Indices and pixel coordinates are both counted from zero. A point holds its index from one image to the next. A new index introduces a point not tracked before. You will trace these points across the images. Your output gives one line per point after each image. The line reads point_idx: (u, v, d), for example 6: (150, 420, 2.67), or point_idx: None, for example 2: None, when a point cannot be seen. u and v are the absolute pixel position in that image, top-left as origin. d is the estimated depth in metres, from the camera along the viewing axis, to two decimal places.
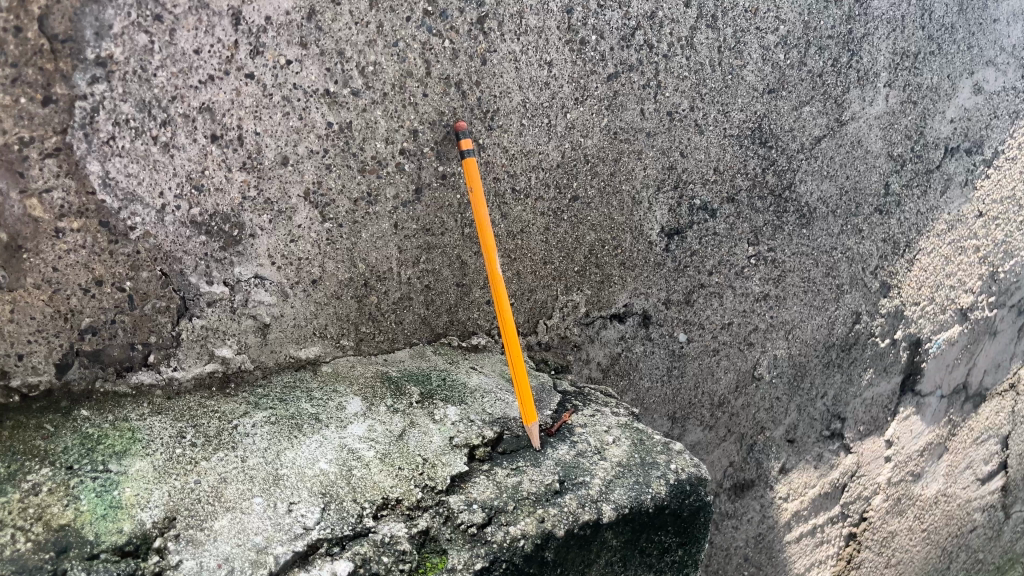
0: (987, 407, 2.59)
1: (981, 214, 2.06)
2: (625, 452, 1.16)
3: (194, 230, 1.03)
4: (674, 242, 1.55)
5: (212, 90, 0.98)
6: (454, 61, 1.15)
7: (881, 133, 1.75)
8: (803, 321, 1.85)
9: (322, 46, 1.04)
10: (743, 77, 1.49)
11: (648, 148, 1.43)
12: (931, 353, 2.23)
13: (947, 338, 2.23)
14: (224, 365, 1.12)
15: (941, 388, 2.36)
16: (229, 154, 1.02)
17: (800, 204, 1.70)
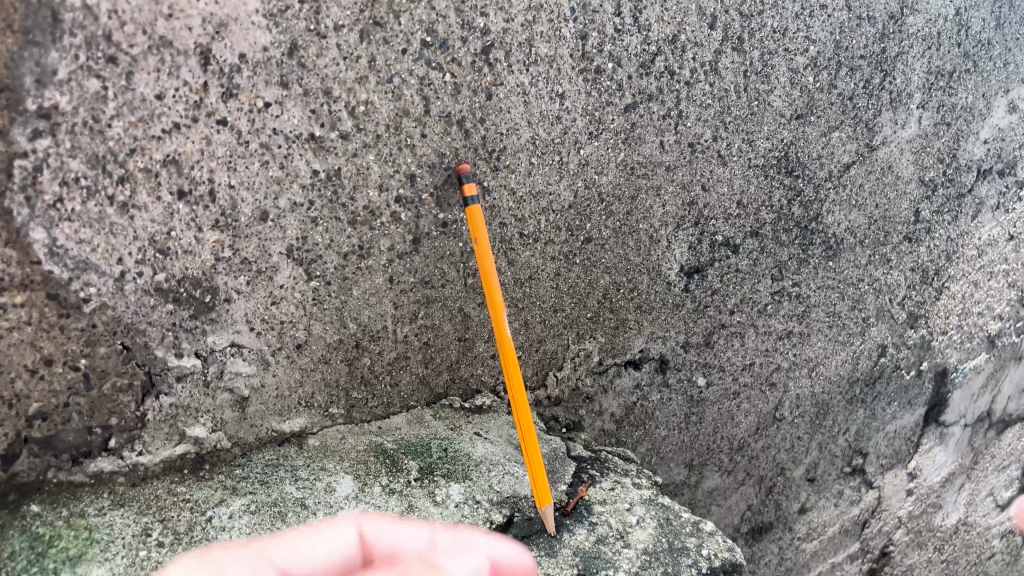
0: (1013, 434, 2.46)
1: (1011, 239, 1.94)
2: (650, 536, 1.04)
3: (160, 298, 0.90)
4: (694, 281, 1.42)
5: (178, 140, 0.85)
6: (455, 96, 1.02)
7: (912, 156, 1.62)
8: (828, 357, 1.72)
9: (305, 85, 0.91)
10: (770, 103, 1.36)
11: (667, 183, 1.30)
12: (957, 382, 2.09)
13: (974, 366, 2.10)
14: (196, 446, 0.99)
15: (966, 417, 2.22)
16: (200, 212, 0.89)
17: (827, 235, 1.57)
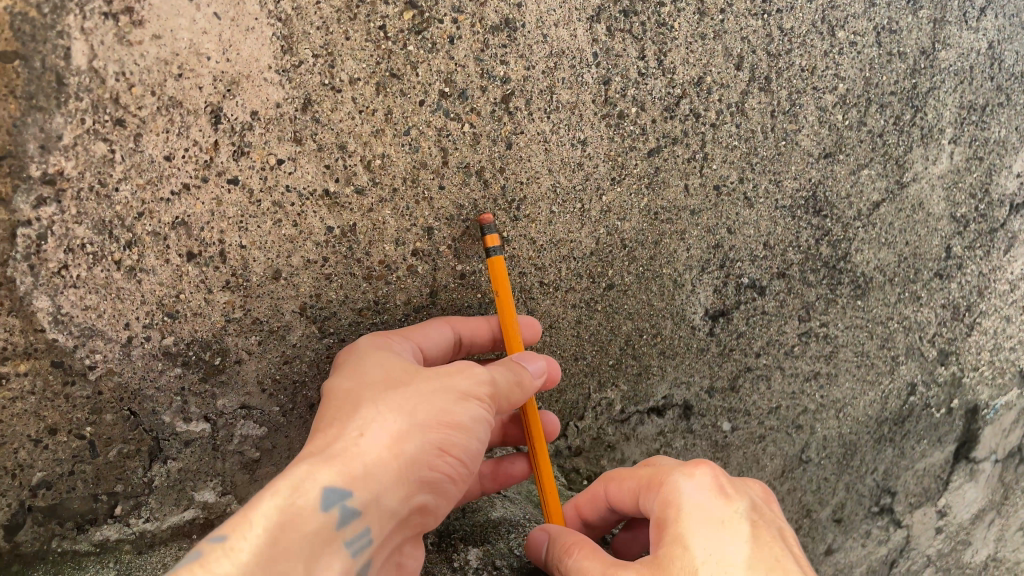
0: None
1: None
2: None
3: (168, 361, 0.92)
4: (719, 325, 1.37)
5: (188, 201, 0.87)
6: (474, 146, 0.98)
7: (944, 192, 1.55)
8: (857, 398, 1.65)
9: (319, 140, 0.90)
10: (798, 143, 1.32)
11: (691, 227, 1.26)
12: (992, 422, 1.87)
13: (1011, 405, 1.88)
14: (205, 511, 1.00)
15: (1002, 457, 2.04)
16: (210, 273, 0.90)
17: (856, 274, 1.52)
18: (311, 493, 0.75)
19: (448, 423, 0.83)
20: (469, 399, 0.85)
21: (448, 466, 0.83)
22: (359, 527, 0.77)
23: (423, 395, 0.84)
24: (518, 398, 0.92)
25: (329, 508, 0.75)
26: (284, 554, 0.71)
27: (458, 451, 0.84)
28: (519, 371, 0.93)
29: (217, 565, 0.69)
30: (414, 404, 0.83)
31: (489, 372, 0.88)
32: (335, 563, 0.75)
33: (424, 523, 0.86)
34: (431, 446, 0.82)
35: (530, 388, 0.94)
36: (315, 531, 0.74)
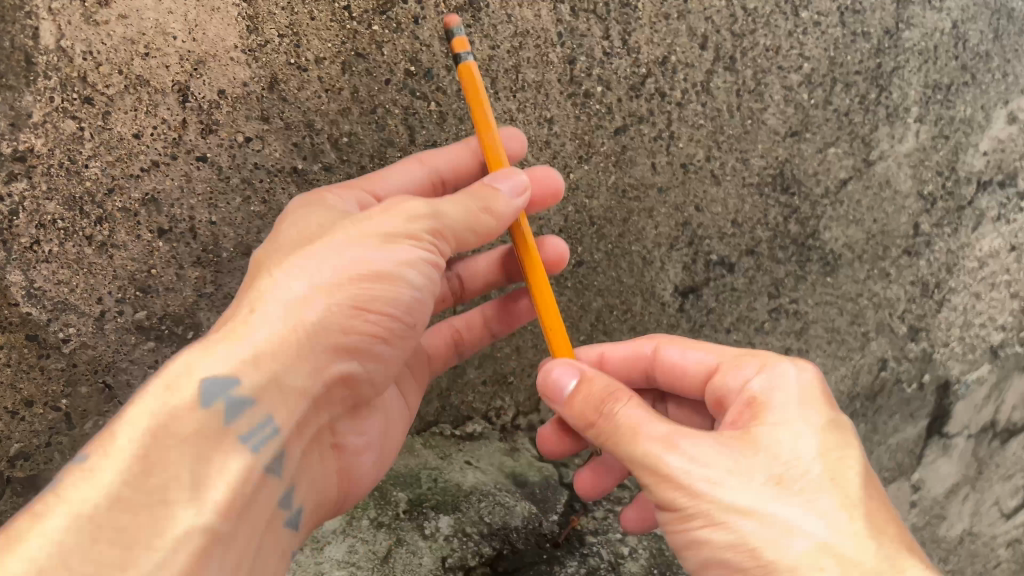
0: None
1: None
2: (642, 569, 1.07)
3: (141, 335, 0.97)
4: (689, 301, 1.40)
5: (158, 177, 0.91)
6: (441, 124, 1.00)
7: (911, 170, 1.51)
8: (825, 373, 1.63)
9: (286, 118, 0.93)
10: (764, 122, 1.36)
11: (660, 205, 1.30)
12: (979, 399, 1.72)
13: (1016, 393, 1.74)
14: None
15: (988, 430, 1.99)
16: (181, 250, 0.94)
17: (824, 251, 1.52)
18: (191, 386, 0.72)
19: (368, 276, 0.81)
20: (395, 247, 0.83)
21: (370, 323, 0.83)
22: (259, 408, 0.75)
23: (331, 255, 0.81)
24: (475, 228, 0.88)
25: (219, 399, 0.73)
26: (181, 444, 0.69)
27: (382, 303, 0.83)
28: (485, 194, 0.88)
29: (76, 490, 0.64)
30: (322, 266, 0.81)
31: (424, 208, 0.85)
32: (241, 452, 0.74)
33: (349, 386, 0.86)
34: (345, 304, 0.81)
35: (501, 217, 0.89)
36: (208, 425, 0.71)
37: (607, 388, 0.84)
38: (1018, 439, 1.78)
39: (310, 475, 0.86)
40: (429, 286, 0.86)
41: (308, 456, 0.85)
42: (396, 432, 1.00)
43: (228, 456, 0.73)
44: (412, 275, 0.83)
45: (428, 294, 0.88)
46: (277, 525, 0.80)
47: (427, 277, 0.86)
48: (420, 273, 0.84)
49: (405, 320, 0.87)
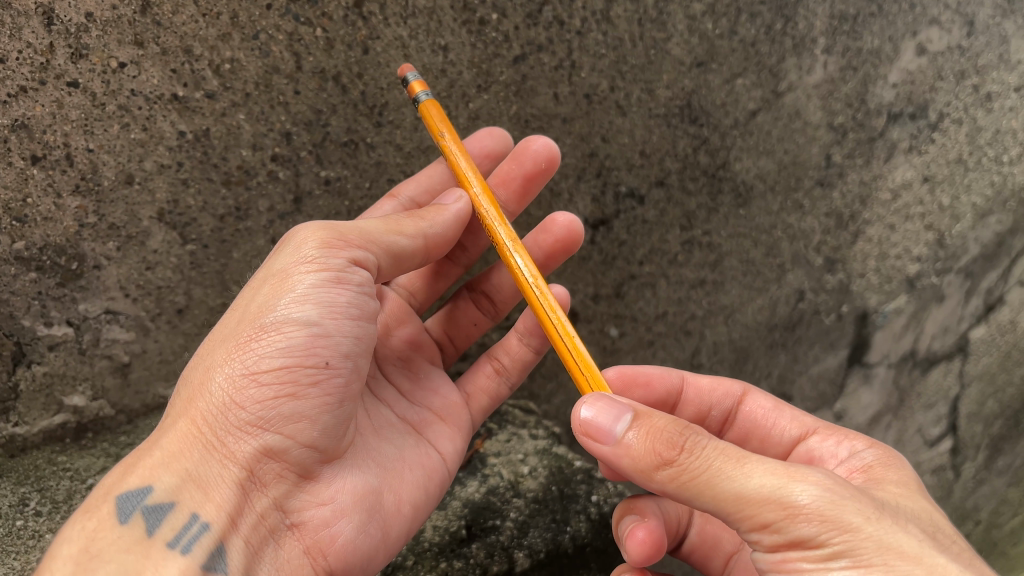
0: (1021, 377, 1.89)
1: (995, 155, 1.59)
2: (540, 484, 1.08)
3: (22, 266, 0.97)
4: (600, 233, 1.44)
5: (26, 103, 0.90)
6: (329, 51, 1.00)
7: (821, 102, 1.45)
8: (743, 304, 1.59)
9: (162, 43, 0.93)
10: (668, 52, 1.33)
11: (564, 135, 1.31)
12: (896, 329, 1.73)
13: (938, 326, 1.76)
14: (76, 415, 1.04)
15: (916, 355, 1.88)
16: (58, 177, 0.94)
17: (736, 182, 1.47)
18: (105, 508, 0.71)
19: (255, 333, 0.76)
20: (283, 285, 0.77)
21: (279, 375, 0.75)
22: (179, 510, 0.72)
23: (224, 335, 0.78)
24: (385, 239, 0.84)
25: (135, 514, 0.70)
26: (94, 564, 0.66)
27: (283, 350, 0.75)
28: (423, 217, 0.90)
29: None
30: (222, 344, 0.78)
31: (308, 235, 0.80)
32: (169, 559, 0.69)
33: (289, 455, 0.77)
34: (244, 369, 0.76)
35: (431, 220, 0.90)
36: (125, 538, 0.69)
37: (674, 424, 0.69)
38: (938, 368, 1.82)
39: (279, 560, 0.76)
40: (344, 313, 0.78)
41: (264, 541, 0.76)
42: (393, 494, 0.87)
43: (158, 563, 0.68)
44: (306, 303, 0.76)
45: (352, 328, 0.79)
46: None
47: (329, 304, 0.77)
48: (316, 296, 0.77)
49: (328, 360, 0.77)
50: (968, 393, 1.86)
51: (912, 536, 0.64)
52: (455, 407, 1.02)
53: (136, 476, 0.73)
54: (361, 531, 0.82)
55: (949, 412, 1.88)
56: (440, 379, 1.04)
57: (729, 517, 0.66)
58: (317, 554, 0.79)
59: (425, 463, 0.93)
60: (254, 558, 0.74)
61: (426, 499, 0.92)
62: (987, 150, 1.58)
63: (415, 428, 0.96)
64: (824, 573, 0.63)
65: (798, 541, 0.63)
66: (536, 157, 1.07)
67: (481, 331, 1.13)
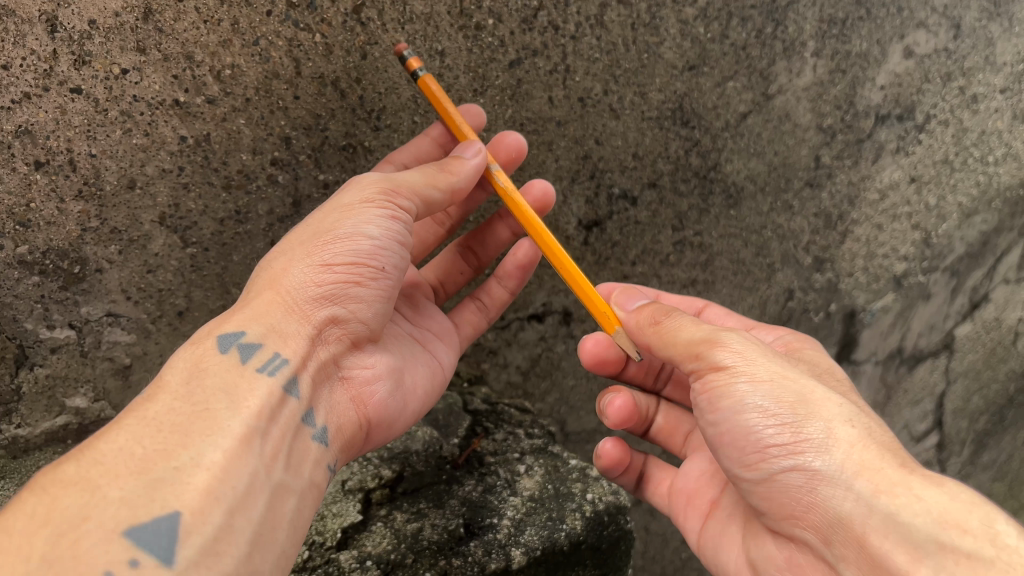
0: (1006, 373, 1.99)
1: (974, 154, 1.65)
2: (536, 483, 1.09)
3: (25, 270, 0.97)
4: (593, 235, 1.44)
5: (30, 109, 0.91)
6: (328, 57, 1.02)
7: (810, 105, 1.46)
8: (734, 304, 1.61)
9: (164, 50, 0.94)
10: (661, 56, 1.31)
11: (558, 138, 1.31)
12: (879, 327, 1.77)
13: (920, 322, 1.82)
14: (78, 416, 1.07)
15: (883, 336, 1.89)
16: (61, 182, 0.95)
17: (727, 184, 1.48)
18: (208, 342, 0.80)
19: (330, 235, 0.86)
20: (353, 211, 0.87)
21: (348, 269, 0.85)
22: (265, 349, 0.81)
23: (300, 236, 0.88)
24: (424, 191, 0.92)
25: (232, 348, 0.80)
26: (200, 384, 0.76)
27: (354, 250, 0.85)
28: (449, 167, 0.95)
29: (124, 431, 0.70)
30: (298, 244, 0.87)
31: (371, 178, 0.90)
32: (260, 382, 0.78)
33: (348, 326, 0.87)
34: (317, 259, 0.85)
35: (458, 173, 0.95)
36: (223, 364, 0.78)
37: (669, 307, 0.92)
38: (924, 365, 1.89)
39: (333, 404, 0.86)
40: (399, 238, 0.88)
41: (324, 387, 0.86)
42: (411, 376, 0.98)
43: (250, 386, 0.77)
44: (372, 223, 0.86)
45: (404, 242, 0.89)
46: (308, 449, 0.80)
47: (393, 228, 0.87)
48: (380, 221, 0.86)
49: (387, 264, 0.87)
50: (954, 388, 1.95)
51: (806, 380, 0.82)
52: (447, 331, 1.10)
53: (229, 324, 0.82)
54: (391, 397, 0.93)
55: (935, 408, 1.96)
56: (435, 311, 1.10)
57: (679, 360, 0.86)
58: (358, 405, 0.90)
59: (432, 366, 1.03)
60: (318, 400, 0.84)
61: (431, 396, 1.02)
62: (973, 150, 1.64)
63: (419, 342, 1.03)
64: (730, 386, 0.81)
65: (714, 364, 0.82)
66: (508, 146, 1.11)
67: (469, 276, 1.19)
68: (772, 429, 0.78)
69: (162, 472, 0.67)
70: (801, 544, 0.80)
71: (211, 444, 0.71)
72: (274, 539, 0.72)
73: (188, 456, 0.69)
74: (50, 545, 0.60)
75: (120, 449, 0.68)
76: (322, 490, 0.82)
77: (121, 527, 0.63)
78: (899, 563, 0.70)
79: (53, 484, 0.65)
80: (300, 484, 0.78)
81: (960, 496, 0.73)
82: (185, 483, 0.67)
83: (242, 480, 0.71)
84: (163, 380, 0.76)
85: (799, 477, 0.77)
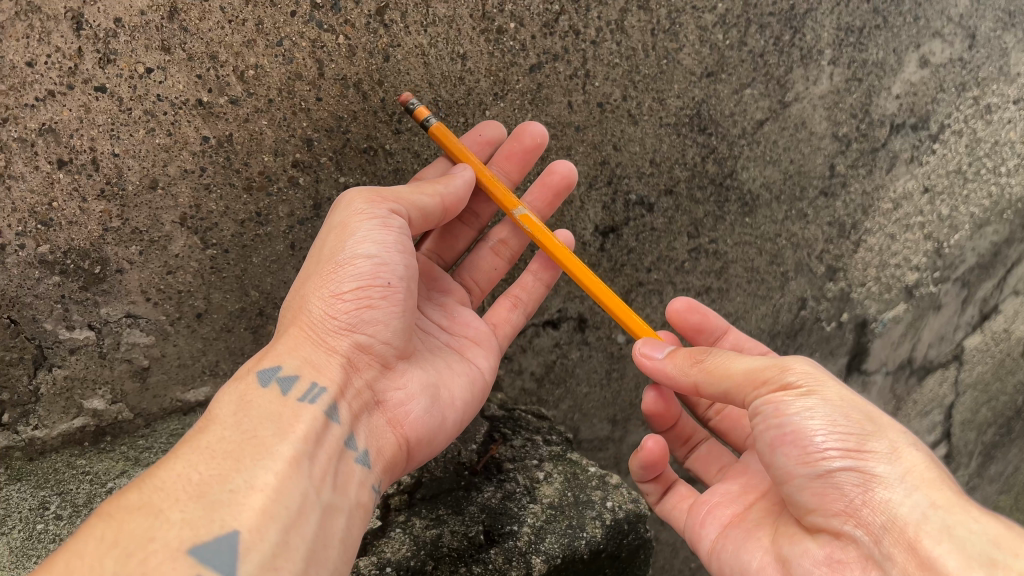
0: (1014, 385, 1.98)
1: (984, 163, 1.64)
2: (557, 491, 1.08)
3: (46, 270, 0.96)
4: (610, 241, 1.41)
5: (54, 108, 0.90)
6: (350, 58, 1.02)
7: (826, 113, 1.45)
8: (748, 312, 1.59)
9: (188, 50, 0.93)
10: (679, 62, 1.29)
11: (577, 143, 1.28)
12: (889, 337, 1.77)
13: (931, 332, 1.80)
14: (96, 418, 1.06)
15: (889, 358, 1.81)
16: (83, 181, 0.94)
17: (743, 191, 1.46)
18: (248, 379, 0.83)
19: (338, 260, 0.87)
20: (352, 232, 0.87)
21: (359, 291, 0.86)
22: (302, 380, 0.83)
23: (316, 269, 0.90)
24: (413, 200, 0.93)
25: (272, 381, 0.83)
26: (244, 415, 0.79)
27: (358, 271, 0.86)
28: (438, 181, 0.98)
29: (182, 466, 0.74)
30: (311, 276, 0.89)
31: (364, 194, 0.90)
32: (302, 409, 0.81)
33: (375, 348, 0.88)
34: (329, 286, 0.87)
35: (447, 183, 0.98)
36: (263, 399, 0.81)
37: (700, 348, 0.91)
38: (934, 376, 1.88)
39: (372, 427, 0.87)
40: (399, 248, 0.87)
41: (363, 412, 0.87)
42: (449, 389, 0.97)
43: (289, 415, 0.80)
44: (371, 241, 0.86)
45: (410, 252, 0.89)
46: (353, 471, 0.82)
47: (392, 240, 0.87)
48: (380, 238, 0.86)
49: (397, 279, 0.87)
50: (962, 400, 1.94)
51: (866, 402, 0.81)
52: (484, 333, 1.07)
53: (266, 359, 0.85)
54: (430, 414, 0.93)
55: (944, 419, 1.94)
56: (468, 312, 1.08)
57: (737, 389, 0.84)
58: (396, 426, 0.90)
59: (469, 372, 1.01)
60: (359, 424, 0.85)
61: (472, 405, 1.01)
62: (985, 161, 1.64)
63: (455, 349, 1.03)
64: (803, 397, 0.79)
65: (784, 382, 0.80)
66: (532, 135, 1.10)
67: (501, 272, 1.17)
68: (837, 438, 0.76)
69: (219, 493, 0.70)
70: (844, 542, 0.77)
71: (261, 467, 0.73)
72: (327, 557, 0.74)
73: (242, 480, 0.72)
74: (119, 563, 0.63)
75: (177, 475, 0.71)
76: (370, 509, 0.83)
77: (186, 544, 0.66)
78: (950, 566, 0.68)
79: (118, 510, 0.67)
80: (347, 502, 0.79)
81: (1015, 529, 0.72)
82: (241, 504, 0.70)
83: (293, 500, 0.73)
84: (211, 415, 0.79)
85: (855, 479, 0.76)
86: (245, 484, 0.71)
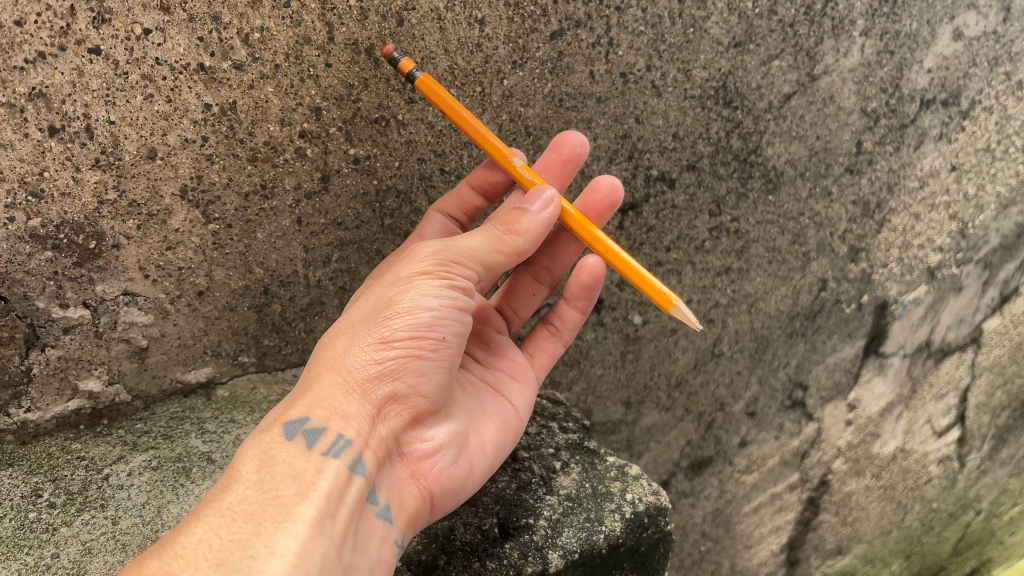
0: None
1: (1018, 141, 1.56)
2: (573, 482, 1.03)
3: (38, 244, 0.91)
4: (629, 218, 1.34)
5: (45, 71, 0.85)
6: (362, 22, 0.96)
7: (855, 87, 1.37)
8: (768, 292, 1.53)
9: (189, 10, 0.88)
10: (706, 31, 1.22)
11: (598, 116, 1.21)
12: (913, 322, 1.67)
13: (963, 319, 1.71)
14: (91, 400, 1.01)
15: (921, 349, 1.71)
16: (77, 150, 0.89)
17: (767, 168, 1.40)
18: (274, 430, 0.77)
19: (390, 309, 0.81)
20: (410, 283, 0.82)
21: (409, 342, 0.80)
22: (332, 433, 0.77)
23: (359, 314, 0.83)
24: (488, 256, 0.87)
25: (297, 434, 0.76)
26: (270, 471, 0.73)
27: (412, 322, 0.80)
28: (515, 223, 0.89)
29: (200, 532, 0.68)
30: (357, 322, 0.82)
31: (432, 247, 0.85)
32: (326, 465, 0.75)
33: (409, 400, 0.82)
34: (374, 336, 0.80)
35: (524, 232, 0.89)
36: (288, 453, 0.75)
37: None
38: (950, 359, 1.75)
39: (394, 480, 0.82)
40: (456, 305, 0.83)
41: (386, 465, 0.82)
42: (478, 435, 0.93)
43: (314, 472, 0.74)
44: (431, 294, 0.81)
45: (464, 313, 0.85)
46: (374, 527, 0.78)
47: (449, 296, 0.82)
48: (438, 292, 0.82)
49: (450, 332, 0.83)
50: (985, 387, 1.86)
51: None
52: (521, 366, 1.04)
53: (294, 408, 0.79)
54: (456, 465, 0.89)
55: (959, 402, 1.81)
56: (509, 343, 1.06)
57: None
58: (419, 479, 0.85)
59: (502, 412, 0.98)
60: (382, 478, 0.80)
61: (504, 445, 0.97)
62: (1014, 139, 1.55)
63: (490, 385, 1.00)
64: None
65: None
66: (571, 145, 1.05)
67: (542, 294, 1.12)
68: None
69: (238, 562, 0.65)
70: None
71: (283, 532, 0.68)
72: None
73: (262, 545, 0.66)
74: None
75: (198, 541, 0.66)
76: (390, 566, 0.80)
77: None
78: None
79: None
80: (367, 563, 0.75)
81: None
82: (262, 570, 0.64)
83: (315, 563, 0.67)
84: (236, 470, 0.73)
85: None
86: (266, 554, 0.66)
